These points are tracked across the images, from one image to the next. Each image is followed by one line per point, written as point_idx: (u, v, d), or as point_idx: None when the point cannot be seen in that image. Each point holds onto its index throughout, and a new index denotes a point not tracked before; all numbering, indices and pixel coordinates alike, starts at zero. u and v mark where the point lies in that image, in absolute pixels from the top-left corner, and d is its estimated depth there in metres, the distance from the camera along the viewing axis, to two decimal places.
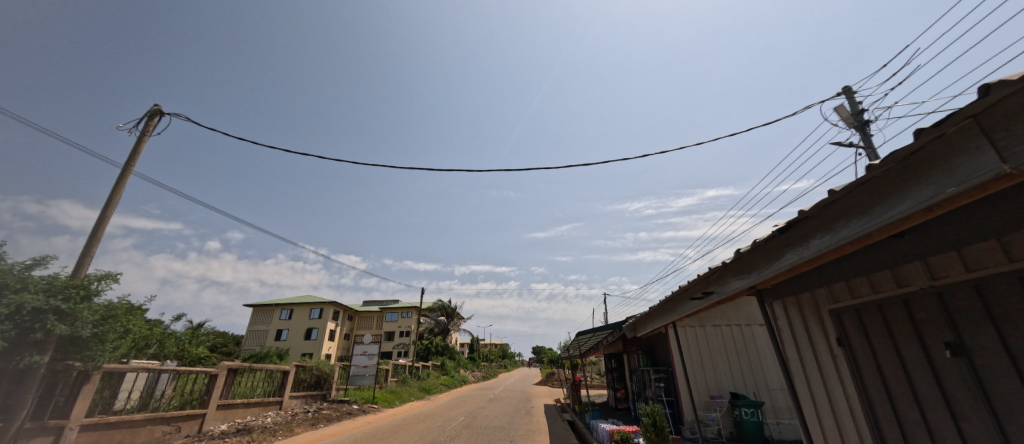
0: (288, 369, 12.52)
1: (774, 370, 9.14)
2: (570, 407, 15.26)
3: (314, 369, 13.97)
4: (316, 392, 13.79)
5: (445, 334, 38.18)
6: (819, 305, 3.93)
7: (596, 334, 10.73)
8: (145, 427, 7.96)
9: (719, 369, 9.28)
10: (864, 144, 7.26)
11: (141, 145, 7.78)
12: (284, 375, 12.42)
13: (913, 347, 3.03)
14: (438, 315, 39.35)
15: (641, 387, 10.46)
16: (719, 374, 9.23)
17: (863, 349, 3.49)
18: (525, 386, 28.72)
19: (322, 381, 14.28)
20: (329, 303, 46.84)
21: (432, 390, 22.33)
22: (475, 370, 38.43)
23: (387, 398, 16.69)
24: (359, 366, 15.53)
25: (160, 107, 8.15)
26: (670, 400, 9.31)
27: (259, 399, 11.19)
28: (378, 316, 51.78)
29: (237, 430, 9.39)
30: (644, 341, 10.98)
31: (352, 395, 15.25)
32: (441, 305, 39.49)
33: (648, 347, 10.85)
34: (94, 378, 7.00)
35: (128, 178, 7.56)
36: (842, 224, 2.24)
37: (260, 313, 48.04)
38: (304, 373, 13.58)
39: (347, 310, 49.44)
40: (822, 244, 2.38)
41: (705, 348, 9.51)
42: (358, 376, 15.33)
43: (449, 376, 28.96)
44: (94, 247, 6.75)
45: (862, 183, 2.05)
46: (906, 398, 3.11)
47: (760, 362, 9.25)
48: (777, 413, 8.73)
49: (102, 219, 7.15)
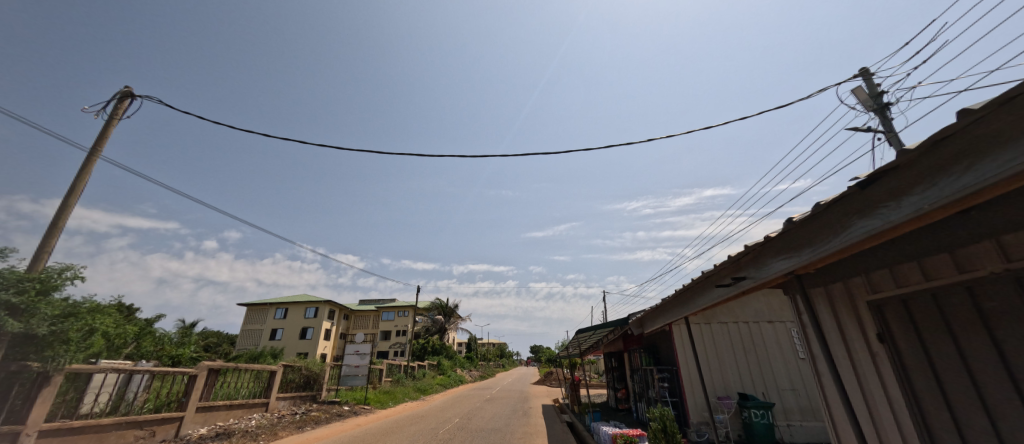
0: (276, 369, 12.00)
1: (784, 369, 8.72)
2: (569, 408, 14.78)
3: (303, 369, 13.41)
4: (305, 393, 13.27)
5: (442, 334, 37.66)
6: (855, 296, 3.48)
7: (597, 332, 10.19)
8: (114, 433, 7.44)
9: (725, 368, 8.80)
10: (884, 128, 6.80)
11: (109, 129, 7.27)
12: (271, 375, 11.88)
13: (981, 343, 2.59)
14: (435, 314, 38.77)
15: (643, 387, 9.99)
16: (725, 374, 8.75)
17: (911, 346, 3.04)
18: (523, 385, 28.24)
19: (312, 381, 13.75)
20: (324, 302, 46.24)
21: (427, 390, 21.82)
22: (472, 370, 37.92)
23: (380, 398, 16.18)
24: (350, 366, 15.02)
25: (131, 90, 7.62)
26: (675, 401, 8.81)
27: (244, 401, 10.67)
28: (374, 315, 51.19)
29: (217, 435, 8.87)
30: (647, 339, 10.51)
31: (343, 396, 14.75)
32: (437, 304, 38.82)
33: (650, 346, 10.35)
34: (55, 381, 6.48)
35: (94, 164, 7.03)
36: (958, 173, 1.73)
37: (255, 312, 47.38)
38: (293, 373, 13.02)
39: (343, 309, 48.80)
40: (922, 201, 1.85)
41: (710, 346, 9.04)
42: (350, 376, 14.82)
43: (446, 376, 28.44)
44: (53, 238, 6.23)
45: (1011, 100, 1.53)
46: (971, 403, 2.67)
47: (768, 361, 8.84)
48: (787, 414, 8.30)
49: (65, 207, 6.61)
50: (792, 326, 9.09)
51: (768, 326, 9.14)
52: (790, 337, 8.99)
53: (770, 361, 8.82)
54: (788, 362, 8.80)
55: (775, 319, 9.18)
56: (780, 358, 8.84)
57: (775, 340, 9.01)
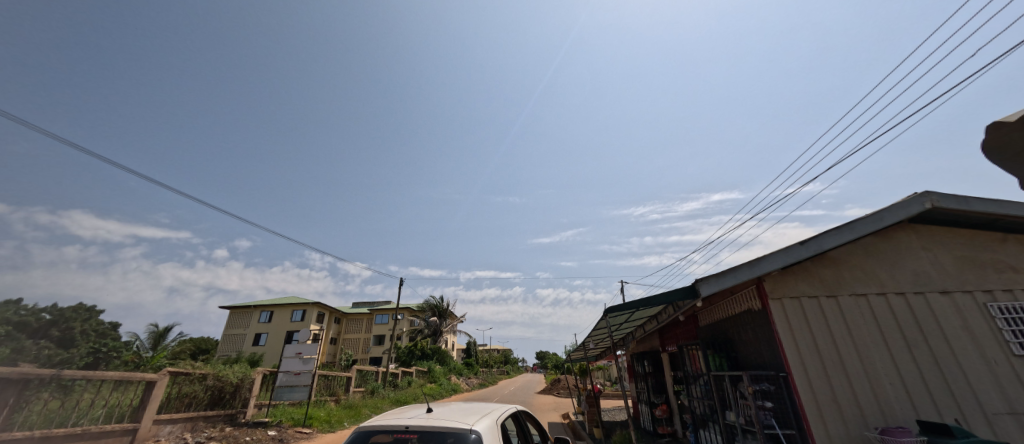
0: (158, 378, 8.13)
1: (990, 376, 4.76)
2: (584, 429, 10.84)
3: (209, 379, 9.42)
4: (212, 413, 9.38)
5: (436, 337, 33.57)
6: None
7: (636, 315, 6.23)
8: None
9: (878, 375, 4.84)
10: None
11: None
12: (147, 388, 8.02)
13: None
14: (429, 316, 34.54)
15: (714, 407, 6.08)
16: (880, 385, 4.80)
17: None
18: (527, 396, 24.10)
19: (224, 396, 9.84)
20: (311, 304, 42.45)
21: (409, 403, 17.84)
22: (470, 378, 33.79)
23: (334, 416, 12.20)
24: (288, 373, 11.01)
25: None
26: (787, 435, 4.88)
27: (78, 429, 6.84)
28: (367, 318, 47.22)
29: None
30: (715, 328, 6.63)
31: (278, 415, 10.85)
32: (431, 305, 34.39)
33: (720, 339, 6.38)
34: None
35: None
36: None
37: (237, 316, 43.73)
38: (190, 385, 8.99)
39: (333, 312, 45.02)
40: None
41: (843, 334, 5.09)
42: (287, 388, 10.89)
43: (436, 385, 24.44)
44: None
45: None
46: None
47: (956, 362, 4.84)
48: None
49: None
50: (986, 300, 5.11)
51: (945, 300, 5.14)
52: (987, 318, 5.02)
53: (959, 364, 4.84)
54: (994, 365, 4.81)
55: (955, 288, 5.19)
56: (977, 356, 4.86)
57: (961, 325, 5.01)
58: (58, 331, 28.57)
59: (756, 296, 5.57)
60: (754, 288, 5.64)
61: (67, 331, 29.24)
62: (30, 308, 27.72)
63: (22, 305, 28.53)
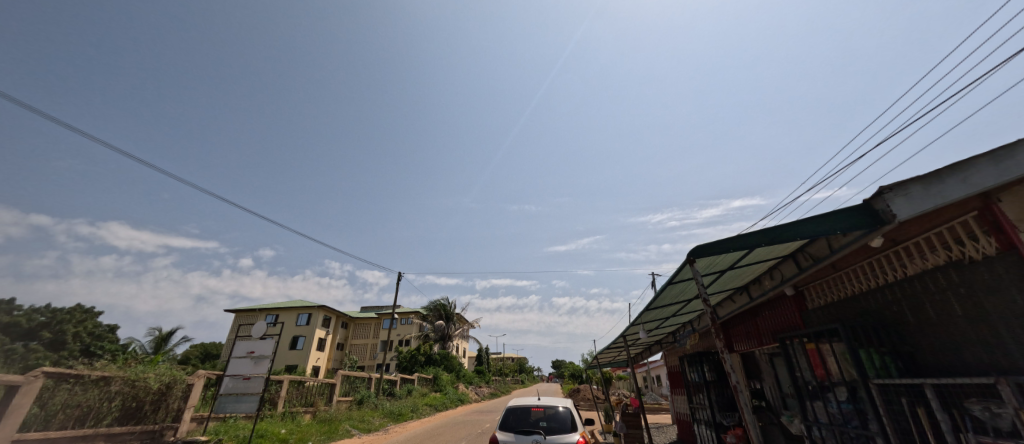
0: (22, 382, 5.75)
1: None
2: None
3: (117, 385, 7.06)
4: (120, 431, 6.99)
5: (444, 342, 31.08)
6: None
7: (733, 274, 3.68)
8: None
9: None
10: None
11: None
12: (5, 395, 5.67)
13: None
14: (436, 319, 31.94)
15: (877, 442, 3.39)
16: None
17: None
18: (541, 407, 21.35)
19: (142, 408, 7.44)
20: (317, 308, 40.54)
21: (405, 416, 15.26)
22: (481, 387, 31.16)
23: (300, 433, 9.73)
24: (236, 377, 8.64)
25: None
26: None
27: None
28: (376, 323, 45.14)
29: None
30: (854, 305, 3.96)
31: (221, 431, 8.43)
32: (438, 307, 31.92)
33: (875, 323, 3.67)
34: None
35: None
36: None
37: (241, 319, 42.13)
38: (84, 393, 6.62)
39: (339, 317, 42.97)
40: None
41: None
42: (231, 398, 8.44)
43: (440, 394, 21.81)
44: None
45: None
46: None
47: None
48: None
49: None
50: None
51: None
52: None
53: None
54: None
55: None
56: None
57: None
58: (49, 333, 27.09)
59: (981, 233, 2.84)
60: (972, 218, 2.91)
61: (59, 333, 27.79)
62: (24, 308, 26.50)
63: (17, 306, 27.43)
